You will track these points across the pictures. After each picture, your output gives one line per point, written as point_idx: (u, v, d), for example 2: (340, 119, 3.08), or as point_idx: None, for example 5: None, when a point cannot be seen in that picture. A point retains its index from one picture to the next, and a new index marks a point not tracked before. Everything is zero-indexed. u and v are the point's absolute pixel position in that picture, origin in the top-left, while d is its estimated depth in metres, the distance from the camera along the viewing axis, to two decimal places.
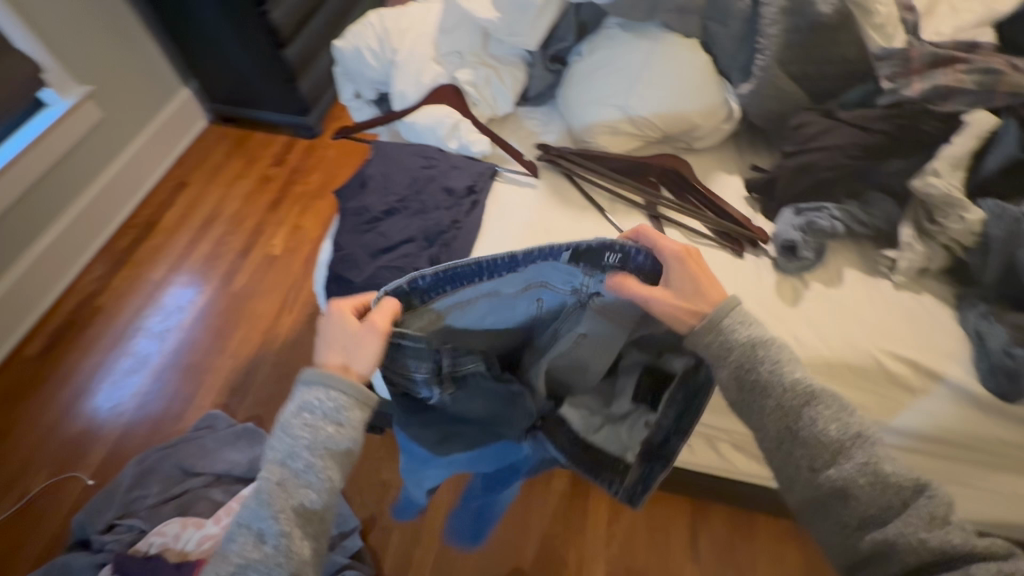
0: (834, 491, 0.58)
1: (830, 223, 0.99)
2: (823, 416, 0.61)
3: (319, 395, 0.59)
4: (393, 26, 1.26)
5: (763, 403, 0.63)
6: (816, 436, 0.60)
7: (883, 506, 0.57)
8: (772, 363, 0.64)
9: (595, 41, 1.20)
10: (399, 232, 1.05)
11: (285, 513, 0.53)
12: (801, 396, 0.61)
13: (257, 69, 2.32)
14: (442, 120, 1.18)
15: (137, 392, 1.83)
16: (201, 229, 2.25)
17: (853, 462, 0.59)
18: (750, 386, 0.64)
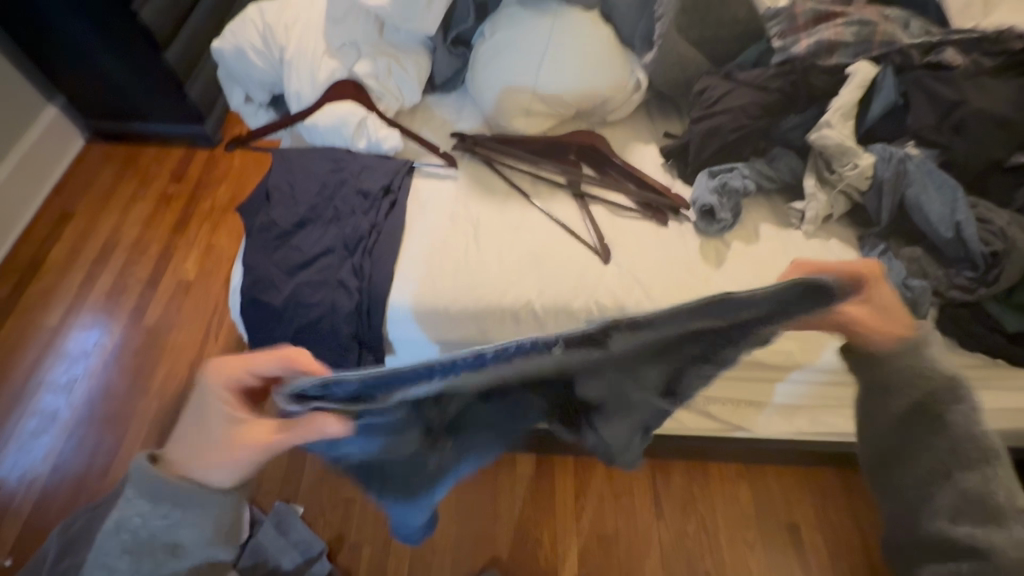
0: (934, 478, 0.59)
1: (742, 182, 1.03)
2: (945, 373, 0.60)
3: (206, 439, 0.54)
4: (277, 20, 1.15)
5: (893, 372, 0.63)
6: (944, 390, 0.60)
7: (983, 514, 0.54)
8: (936, 329, 0.63)
9: (496, 21, 1.16)
10: (315, 244, 0.98)
11: None
12: (936, 404, 0.60)
13: (135, 77, 2.09)
14: (346, 118, 1.11)
15: (50, 453, 1.65)
16: (97, 262, 2.03)
17: (965, 427, 0.58)
18: (888, 378, 0.63)
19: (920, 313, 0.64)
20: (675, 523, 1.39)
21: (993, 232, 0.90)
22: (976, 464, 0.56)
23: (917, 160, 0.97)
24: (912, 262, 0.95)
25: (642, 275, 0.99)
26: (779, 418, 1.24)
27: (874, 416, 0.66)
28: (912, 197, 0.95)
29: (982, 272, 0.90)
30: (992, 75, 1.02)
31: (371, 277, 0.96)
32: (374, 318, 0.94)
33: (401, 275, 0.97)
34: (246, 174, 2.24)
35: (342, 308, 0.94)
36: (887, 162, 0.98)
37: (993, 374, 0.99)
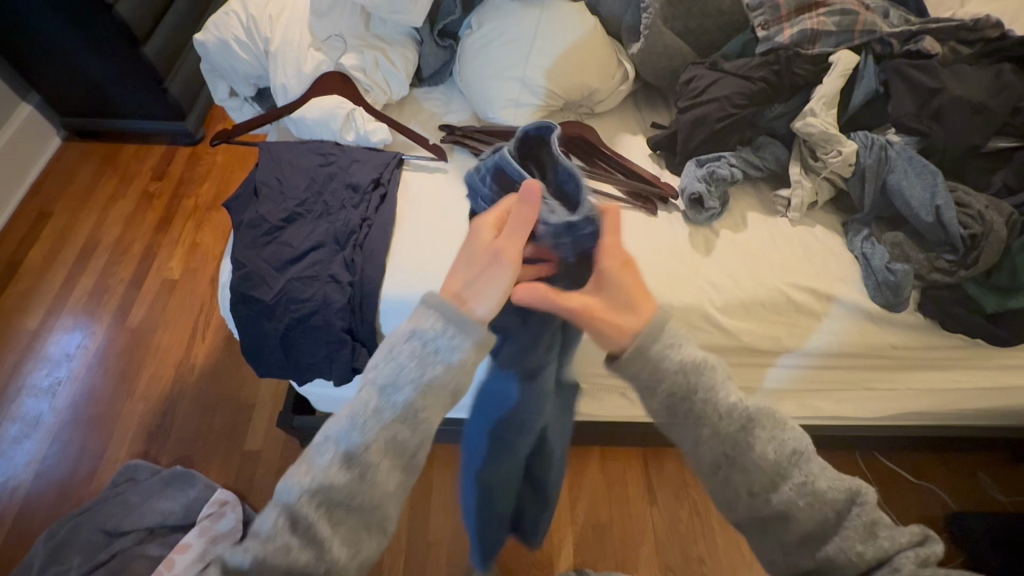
0: (777, 514, 0.54)
1: (729, 170, 1.05)
2: (798, 475, 0.54)
3: (436, 325, 0.55)
4: (260, 12, 1.13)
5: (654, 371, 0.57)
6: (803, 519, 0.54)
7: (820, 520, 0.54)
8: (765, 437, 0.55)
9: (483, 12, 1.16)
10: (305, 239, 0.97)
11: (376, 441, 0.52)
12: (738, 421, 0.56)
13: (113, 73, 2.05)
14: (333, 112, 1.10)
15: (33, 458, 1.61)
16: (78, 263, 1.98)
17: (841, 542, 0.53)
18: (682, 412, 0.57)
19: (719, 413, 0.56)
20: (668, 510, 1.41)
21: (972, 215, 0.93)
22: (789, 472, 0.55)
23: (898, 147, 0.99)
24: (894, 247, 0.97)
25: None
26: None
27: (755, 543, 0.59)
28: (893, 183, 0.97)
29: (962, 255, 0.93)
30: (969, 63, 1.05)
31: (363, 270, 0.95)
32: (366, 312, 0.94)
33: (393, 268, 0.97)
34: (231, 172, 2.20)
35: (334, 303, 0.93)
36: (869, 149, 1.00)
37: (973, 355, 1.02)
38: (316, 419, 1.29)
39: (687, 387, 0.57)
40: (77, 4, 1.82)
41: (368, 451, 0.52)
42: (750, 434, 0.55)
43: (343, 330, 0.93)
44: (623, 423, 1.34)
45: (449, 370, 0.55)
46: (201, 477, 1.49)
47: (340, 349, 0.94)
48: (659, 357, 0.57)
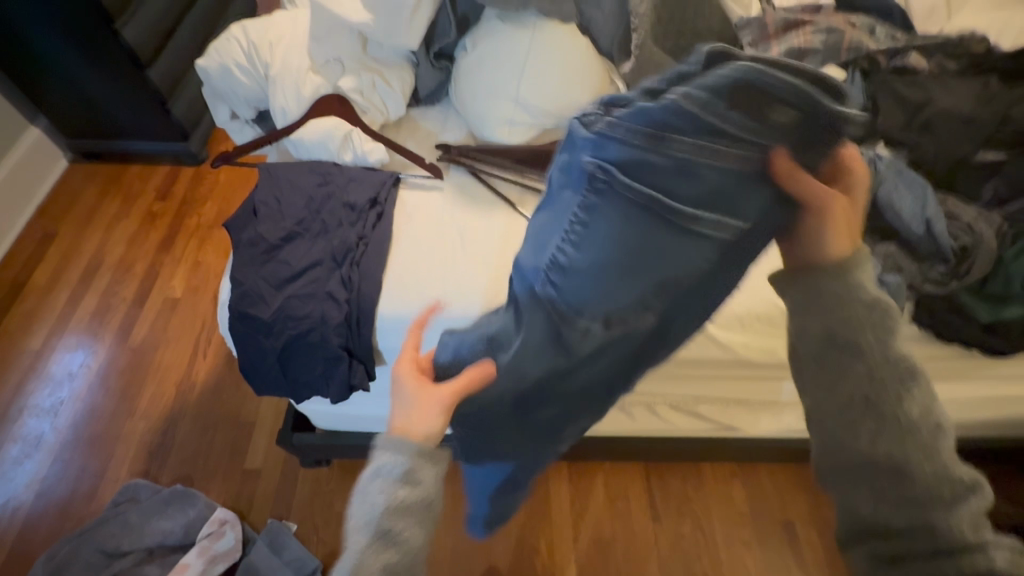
0: (890, 466, 0.57)
1: None
2: (920, 446, 0.56)
3: (390, 459, 0.60)
4: (260, 38, 1.15)
5: (821, 286, 0.61)
6: (916, 482, 0.55)
7: (935, 493, 0.55)
8: (916, 396, 0.58)
9: (477, 35, 1.17)
10: (303, 257, 0.99)
11: (373, 574, 0.57)
12: (902, 373, 0.58)
13: (119, 96, 2.10)
14: (330, 133, 1.12)
15: (34, 478, 1.62)
16: (82, 283, 2.02)
17: (946, 514, 0.54)
18: (840, 343, 0.60)
19: (884, 357, 0.59)
20: (670, 526, 1.40)
21: (961, 226, 0.94)
22: (922, 439, 0.57)
23: (888, 160, 1.00)
24: (884, 258, 0.96)
25: None
26: (766, 417, 1.26)
27: (836, 491, 0.62)
28: (883, 195, 0.97)
29: (953, 267, 0.94)
30: (957, 77, 1.07)
31: (359, 288, 0.96)
32: (363, 329, 0.94)
33: (389, 286, 0.98)
34: (232, 192, 2.23)
35: (332, 320, 0.93)
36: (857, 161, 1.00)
37: (969, 365, 1.02)
38: (314, 435, 1.30)
39: (865, 319, 0.59)
40: (86, 30, 1.88)
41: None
42: (907, 388, 0.58)
43: (341, 347, 0.94)
44: (621, 438, 1.34)
45: (422, 483, 0.61)
46: (201, 496, 1.49)
47: (337, 365, 0.95)
48: (853, 287, 0.60)
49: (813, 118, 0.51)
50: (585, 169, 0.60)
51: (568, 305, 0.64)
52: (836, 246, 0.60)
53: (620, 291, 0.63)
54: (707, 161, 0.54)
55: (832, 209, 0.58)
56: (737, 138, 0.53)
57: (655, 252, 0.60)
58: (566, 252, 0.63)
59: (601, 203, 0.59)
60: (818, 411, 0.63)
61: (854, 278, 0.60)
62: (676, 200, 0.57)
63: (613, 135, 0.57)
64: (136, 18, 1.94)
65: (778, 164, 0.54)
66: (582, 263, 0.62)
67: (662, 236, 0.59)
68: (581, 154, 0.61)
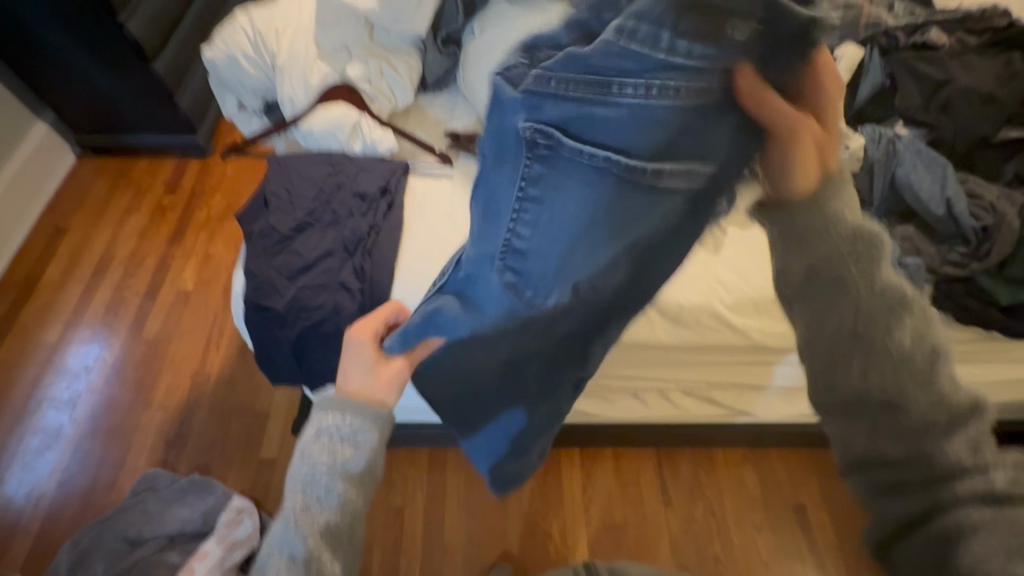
0: (883, 400, 0.54)
1: None
2: (915, 376, 0.53)
3: (336, 419, 0.62)
4: (267, 27, 1.13)
5: (807, 224, 0.58)
6: (911, 415, 0.52)
7: (932, 421, 0.52)
8: (908, 324, 0.54)
9: (484, 18, 1.16)
10: (316, 247, 0.99)
11: (311, 534, 0.57)
12: (892, 303, 0.55)
13: (125, 89, 2.10)
14: (340, 121, 1.11)
15: (55, 469, 1.66)
16: (95, 277, 2.04)
17: (948, 444, 0.50)
18: (824, 278, 0.57)
19: (872, 289, 0.55)
20: (683, 510, 1.41)
21: (984, 207, 0.93)
22: (912, 365, 0.53)
23: (906, 141, 0.99)
24: (904, 240, 0.96)
25: None
26: (780, 401, 1.25)
27: (831, 428, 0.59)
28: (902, 177, 0.96)
29: (974, 247, 0.92)
30: (977, 53, 1.04)
31: (372, 278, 0.96)
32: None
33: (401, 275, 0.98)
34: (240, 184, 2.23)
35: (345, 310, 0.93)
36: (877, 143, 0.99)
37: (989, 348, 1.00)
38: None
39: (850, 253, 0.56)
40: (90, 22, 1.88)
41: (304, 540, 0.57)
42: (897, 316, 0.54)
43: None
44: (633, 423, 1.35)
45: (365, 446, 0.62)
46: (219, 484, 1.52)
47: None
48: (833, 220, 0.57)
49: (775, 33, 0.48)
50: (521, 136, 0.51)
51: (530, 289, 0.57)
52: (798, 174, 0.58)
53: (595, 250, 0.55)
54: (661, 100, 0.49)
55: (801, 137, 0.55)
56: (698, 71, 0.48)
57: (623, 206, 0.53)
58: (518, 231, 0.54)
59: (553, 169, 0.51)
60: (807, 351, 0.60)
61: (829, 210, 0.57)
62: (631, 142, 0.50)
63: (545, 92, 0.49)
64: (140, 10, 1.94)
65: (741, 87, 0.50)
66: (537, 242, 0.54)
67: (621, 187, 0.52)
68: (510, 116, 0.52)
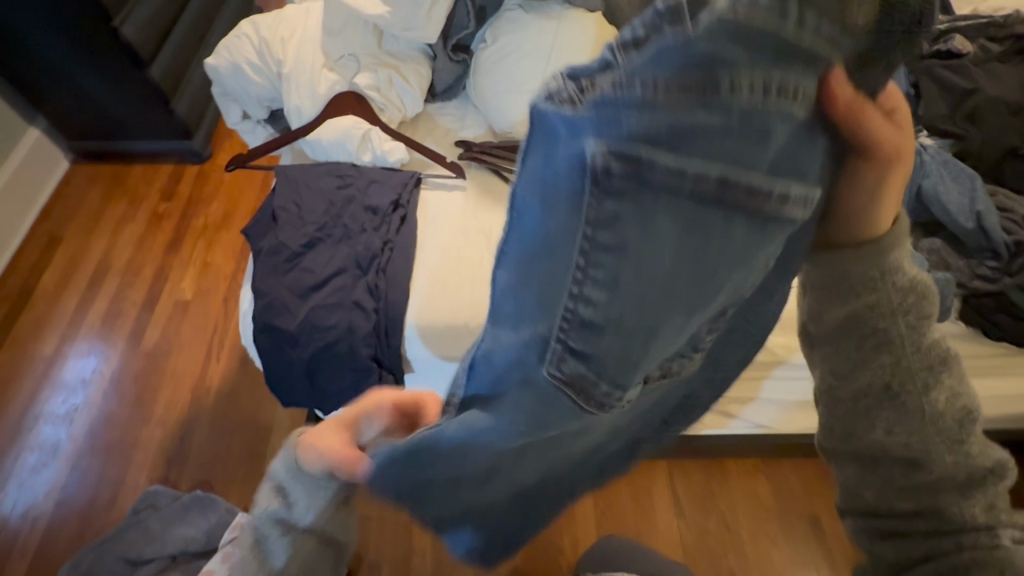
0: (905, 457, 0.51)
1: None
2: (941, 435, 0.50)
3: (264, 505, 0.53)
4: (271, 34, 1.10)
5: (857, 273, 0.46)
6: (932, 472, 0.50)
7: (950, 477, 0.50)
8: (945, 383, 0.50)
9: (497, 26, 1.13)
10: (327, 264, 0.95)
11: None
12: (933, 360, 0.50)
13: (120, 95, 2.05)
14: (349, 132, 1.07)
15: (53, 487, 1.62)
16: (91, 288, 1.99)
17: (961, 502, 0.49)
18: (870, 333, 0.49)
19: (916, 348, 0.49)
20: (695, 522, 1.38)
21: (1016, 220, 0.91)
22: (941, 424, 0.50)
23: (932, 151, 0.96)
24: (930, 254, 0.95)
25: None
26: (798, 414, 1.23)
27: (839, 474, 0.56)
28: (928, 190, 0.93)
29: (1005, 262, 0.90)
30: (1000, 60, 1.02)
31: (387, 296, 0.93)
32: (393, 339, 0.92)
33: (416, 292, 0.94)
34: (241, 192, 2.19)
35: (360, 330, 0.90)
36: (902, 153, 0.96)
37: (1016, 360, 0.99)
38: None
39: (906, 303, 0.48)
40: (83, 28, 1.83)
41: None
42: (935, 375, 0.50)
43: (371, 358, 0.91)
44: None
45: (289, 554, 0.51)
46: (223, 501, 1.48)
47: (366, 377, 0.92)
48: (895, 266, 0.47)
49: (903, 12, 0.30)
50: (589, 170, 0.27)
51: (597, 403, 0.35)
52: (869, 210, 0.42)
53: (677, 334, 0.35)
54: (788, 106, 0.27)
55: (899, 165, 0.40)
56: (835, 42, 0.28)
57: (736, 254, 0.31)
58: (587, 323, 0.31)
59: (647, 209, 0.28)
60: (823, 398, 0.54)
61: (893, 260, 0.46)
62: (754, 156, 0.29)
63: (619, 98, 0.26)
64: (134, 14, 1.89)
65: (880, 104, 0.38)
66: (612, 336, 0.32)
67: (734, 231, 0.30)
68: (572, 142, 0.27)
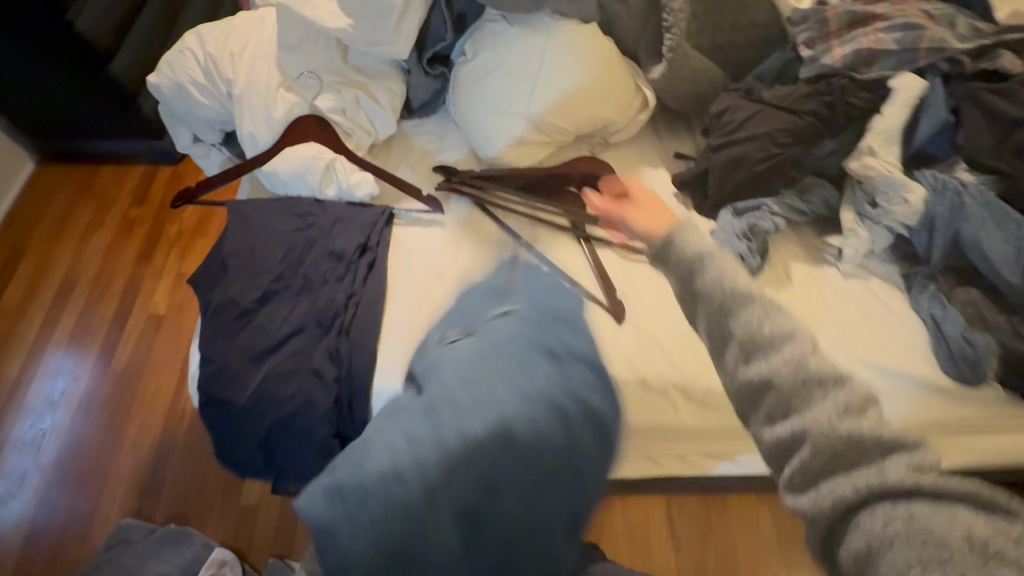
0: (791, 434, 0.49)
1: (772, 223, 0.90)
2: (826, 411, 0.48)
3: None
4: (219, 48, 0.95)
5: (677, 266, 0.60)
6: (830, 436, 0.47)
7: (854, 441, 0.46)
8: (803, 356, 0.51)
9: (478, 38, 0.98)
10: (284, 323, 0.84)
11: None
12: (781, 342, 0.52)
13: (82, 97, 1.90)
14: (309, 164, 0.94)
15: (22, 518, 1.54)
16: (58, 302, 1.88)
17: (869, 475, 0.44)
18: (722, 320, 0.55)
19: (755, 334, 0.53)
20: (693, 560, 1.31)
21: None
22: (822, 393, 0.49)
23: (973, 192, 0.83)
24: (967, 306, 0.83)
25: (663, 341, 0.86)
26: None
27: (796, 494, 0.48)
28: (967, 236, 0.82)
29: None
30: None
31: (352, 362, 0.82)
32: (357, 410, 0.80)
33: (385, 355, 0.83)
34: None
35: (320, 403, 0.80)
36: (939, 194, 0.84)
37: None
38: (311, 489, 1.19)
39: (725, 296, 0.55)
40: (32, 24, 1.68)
41: None
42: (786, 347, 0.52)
43: (331, 436, 0.81)
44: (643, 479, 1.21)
45: None
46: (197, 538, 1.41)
47: (330, 451, 0.82)
48: (694, 271, 0.58)
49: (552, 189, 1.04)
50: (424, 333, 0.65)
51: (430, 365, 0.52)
52: (649, 228, 0.67)
53: (483, 346, 0.52)
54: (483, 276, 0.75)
55: (659, 215, 0.69)
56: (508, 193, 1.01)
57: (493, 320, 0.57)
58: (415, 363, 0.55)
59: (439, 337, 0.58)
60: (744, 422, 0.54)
61: (691, 259, 0.59)
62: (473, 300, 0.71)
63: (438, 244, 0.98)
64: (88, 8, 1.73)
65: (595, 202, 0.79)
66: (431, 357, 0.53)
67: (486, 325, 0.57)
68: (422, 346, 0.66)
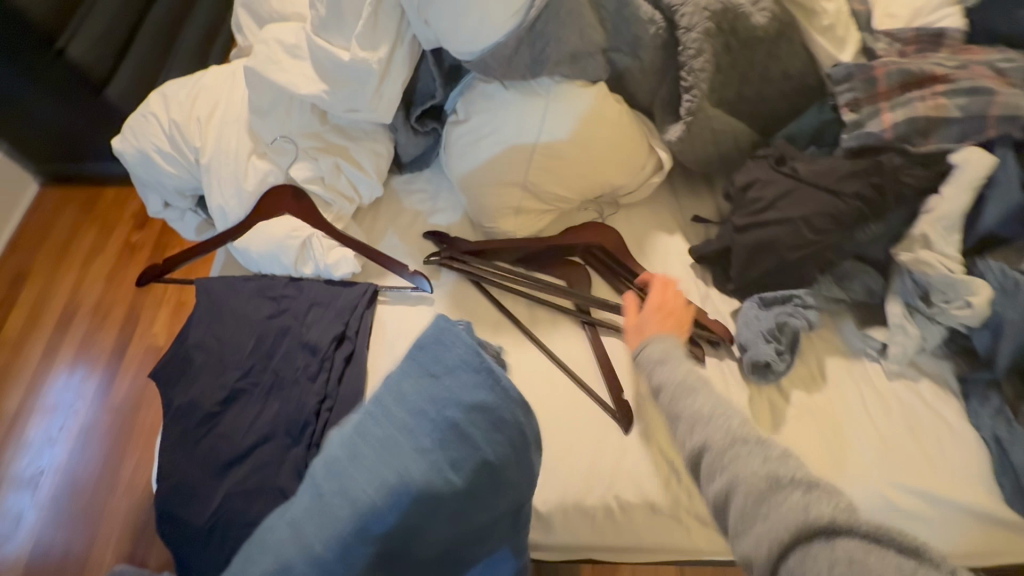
0: (722, 488, 0.49)
1: (806, 320, 0.77)
2: (750, 456, 0.49)
3: None
4: (188, 113, 0.87)
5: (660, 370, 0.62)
6: (751, 475, 0.48)
7: (772, 477, 0.47)
8: (716, 409, 0.54)
9: (470, 97, 0.86)
10: (249, 431, 0.76)
11: None
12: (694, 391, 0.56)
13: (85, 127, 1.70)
14: (283, 243, 0.86)
15: (15, 565, 1.40)
16: (61, 323, 1.71)
17: (806, 516, 0.43)
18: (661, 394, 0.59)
19: (687, 394, 0.56)
20: None
21: None
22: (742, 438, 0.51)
23: None
24: None
25: (674, 458, 0.75)
26: None
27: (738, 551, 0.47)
28: None
29: None
30: None
31: None
32: None
33: None
34: None
35: None
36: (1009, 295, 0.71)
37: None
38: None
39: (678, 377, 0.59)
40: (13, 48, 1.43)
41: None
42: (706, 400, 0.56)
43: None
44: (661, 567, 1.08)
45: None
46: None
47: None
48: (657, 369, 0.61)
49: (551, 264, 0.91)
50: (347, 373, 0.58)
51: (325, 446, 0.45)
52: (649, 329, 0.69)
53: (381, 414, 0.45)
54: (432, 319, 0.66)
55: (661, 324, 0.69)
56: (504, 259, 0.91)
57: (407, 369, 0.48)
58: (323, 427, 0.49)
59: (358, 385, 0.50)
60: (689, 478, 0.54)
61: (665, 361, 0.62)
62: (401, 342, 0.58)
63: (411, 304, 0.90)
64: (81, 30, 1.50)
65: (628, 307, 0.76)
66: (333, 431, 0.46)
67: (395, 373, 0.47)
68: None
